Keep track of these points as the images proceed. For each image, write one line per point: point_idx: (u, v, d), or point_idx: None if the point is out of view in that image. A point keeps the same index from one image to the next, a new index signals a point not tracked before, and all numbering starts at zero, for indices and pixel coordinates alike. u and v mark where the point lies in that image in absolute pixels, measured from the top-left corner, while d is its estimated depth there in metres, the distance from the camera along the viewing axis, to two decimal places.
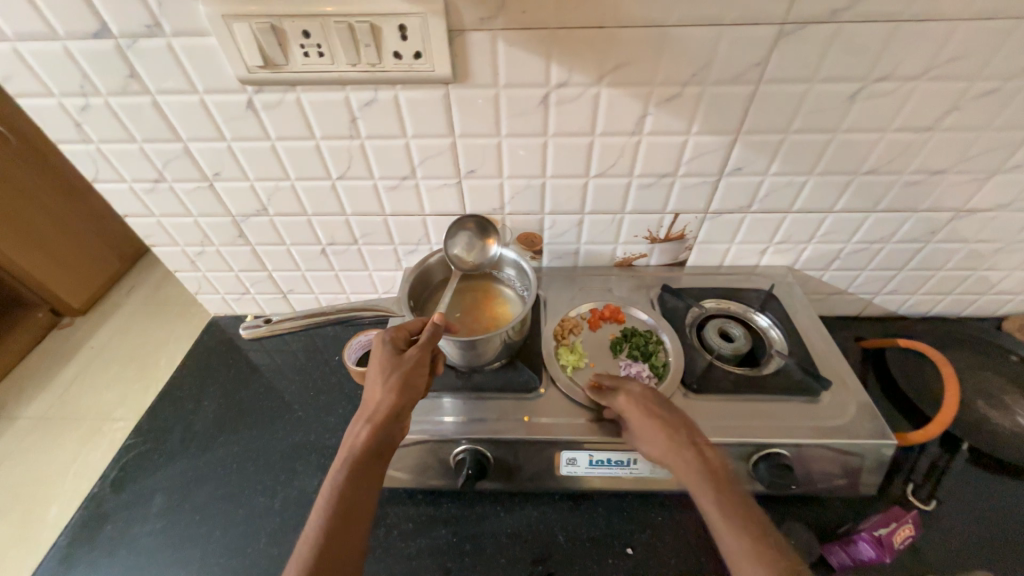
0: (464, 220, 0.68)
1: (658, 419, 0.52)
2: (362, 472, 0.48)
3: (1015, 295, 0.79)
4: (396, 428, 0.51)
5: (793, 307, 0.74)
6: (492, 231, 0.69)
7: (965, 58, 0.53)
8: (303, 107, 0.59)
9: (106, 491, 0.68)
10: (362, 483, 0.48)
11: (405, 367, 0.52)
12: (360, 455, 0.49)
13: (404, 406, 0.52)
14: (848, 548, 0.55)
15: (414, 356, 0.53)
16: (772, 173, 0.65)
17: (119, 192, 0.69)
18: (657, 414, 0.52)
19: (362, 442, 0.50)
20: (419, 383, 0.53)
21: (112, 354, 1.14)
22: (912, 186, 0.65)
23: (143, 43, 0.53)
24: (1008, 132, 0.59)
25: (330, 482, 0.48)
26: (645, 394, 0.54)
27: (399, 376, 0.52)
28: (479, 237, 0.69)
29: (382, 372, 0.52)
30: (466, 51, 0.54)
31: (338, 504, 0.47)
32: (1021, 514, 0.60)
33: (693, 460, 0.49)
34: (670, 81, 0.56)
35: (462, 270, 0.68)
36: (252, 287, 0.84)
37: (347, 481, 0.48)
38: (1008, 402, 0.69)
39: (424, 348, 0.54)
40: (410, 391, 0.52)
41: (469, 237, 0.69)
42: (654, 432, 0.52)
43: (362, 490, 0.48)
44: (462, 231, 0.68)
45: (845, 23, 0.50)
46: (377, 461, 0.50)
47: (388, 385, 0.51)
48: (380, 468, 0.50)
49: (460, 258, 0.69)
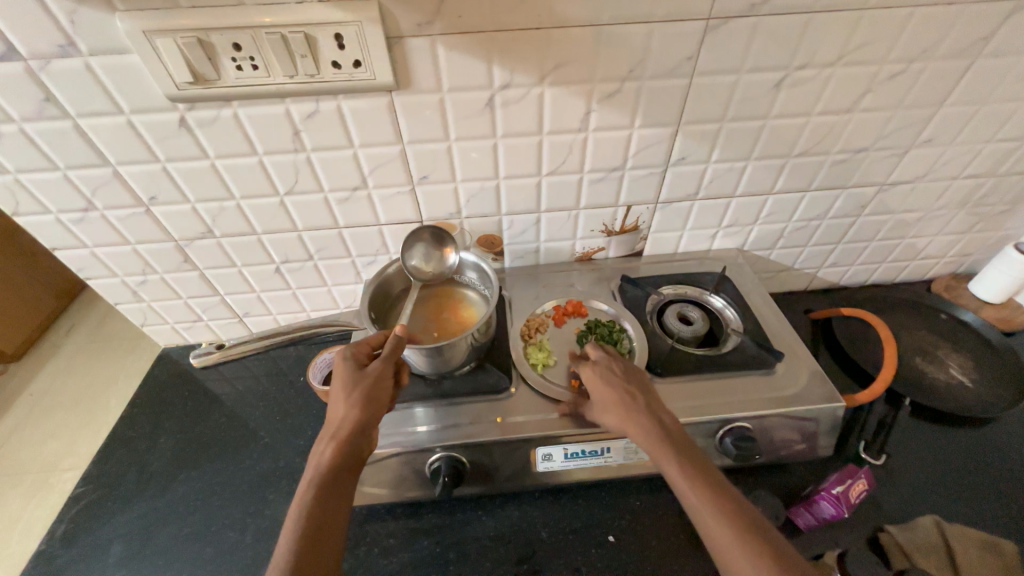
0: (420, 231, 0.66)
1: (619, 387, 0.54)
2: (331, 490, 0.47)
3: (940, 258, 0.86)
4: (363, 443, 0.50)
5: (745, 287, 0.77)
6: (450, 241, 0.67)
7: (873, 44, 0.57)
8: (241, 122, 0.57)
9: (54, 546, 0.63)
10: (331, 502, 0.46)
11: (368, 382, 0.52)
12: (327, 475, 0.47)
13: (369, 421, 0.51)
14: (811, 508, 0.59)
15: (377, 369, 0.53)
16: (713, 161, 0.68)
17: (45, 225, 0.64)
18: (619, 383, 0.54)
19: (327, 461, 0.48)
20: (384, 396, 0.53)
21: (54, 400, 1.06)
22: (840, 165, 0.70)
23: (56, 63, 0.50)
24: (916, 110, 0.64)
25: (295, 505, 0.46)
26: (606, 373, 0.55)
27: (363, 391, 0.52)
28: (436, 246, 0.68)
29: (345, 388, 0.52)
30: (407, 57, 0.53)
31: (307, 524, 0.44)
32: (959, 458, 0.66)
33: (652, 424, 0.50)
34: (610, 78, 0.57)
35: (421, 280, 0.68)
36: (204, 313, 0.80)
37: (315, 501, 0.46)
38: (940, 357, 0.75)
39: (387, 360, 0.54)
40: (374, 405, 0.52)
41: (424, 245, 0.67)
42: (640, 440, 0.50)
43: (333, 509, 0.46)
44: (418, 242, 0.67)
45: (764, 16, 0.53)
46: (346, 479, 0.48)
47: (351, 402, 0.51)
48: (350, 486, 0.48)
49: (418, 267, 0.68)
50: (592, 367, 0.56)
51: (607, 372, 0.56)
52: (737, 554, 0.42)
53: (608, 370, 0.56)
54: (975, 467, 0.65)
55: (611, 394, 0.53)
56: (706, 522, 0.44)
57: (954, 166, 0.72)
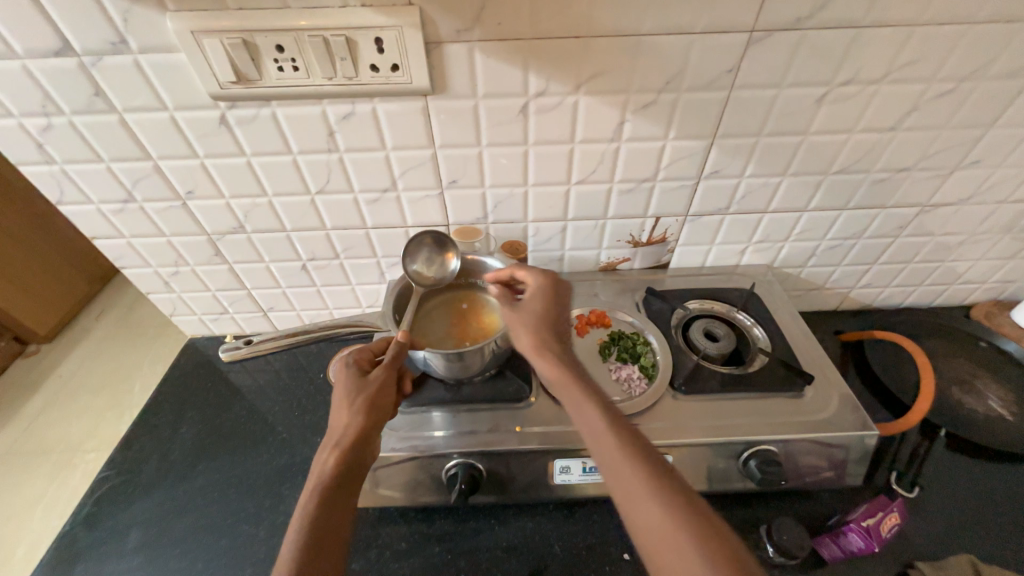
0: (423, 236, 0.66)
1: (550, 306, 0.58)
2: (336, 495, 0.47)
3: (981, 284, 0.83)
4: (365, 450, 0.51)
5: (774, 305, 0.75)
6: (452, 245, 0.67)
7: (922, 62, 0.55)
8: (278, 122, 0.58)
9: (78, 528, 0.64)
10: (335, 509, 0.46)
11: (371, 389, 0.53)
12: (331, 481, 0.48)
13: (371, 427, 0.51)
14: (839, 539, 0.56)
15: (380, 376, 0.54)
16: (747, 175, 0.66)
17: (86, 214, 0.66)
18: (547, 303, 0.58)
19: (331, 468, 0.48)
20: (386, 403, 0.54)
21: (83, 383, 1.09)
22: (879, 184, 0.68)
23: (108, 60, 0.51)
24: (965, 130, 0.62)
25: (298, 512, 0.46)
26: (546, 290, 0.59)
27: (365, 398, 0.52)
28: (439, 252, 0.67)
29: (347, 396, 0.52)
30: (444, 63, 0.54)
31: (311, 529, 0.44)
32: (998, 496, 0.63)
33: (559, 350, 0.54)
34: (645, 89, 0.57)
35: (422, 284, 0.67)
36: (230, 306, 0.82)
37: (318, 507, 0.46)
38: (980, 388, 0.72)
39: (390, 366, 0.55)
40: (377, 412, 0.52)
41: (427, 250, 0.67)
42: (556, 372, 0.52)
43: (337, 514, 0.46)
44: (420, 248, 0.66)
45: (809, 30, 0.52)
46: (349, 484, 0.48)
47: (354, 409, 0.51)
48: (353, 493, 0.48)
49: (421, 271, 0.67)
50: (535, 281, 0.59)
51: (547, 290, 0.59)
52: (618, 461, 0.44)
53: (551, 289, 0.59)
54: (1014, 506, 0.62)
55: (541, 310, 0.57)
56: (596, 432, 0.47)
57: (1002, 189, 0.69)
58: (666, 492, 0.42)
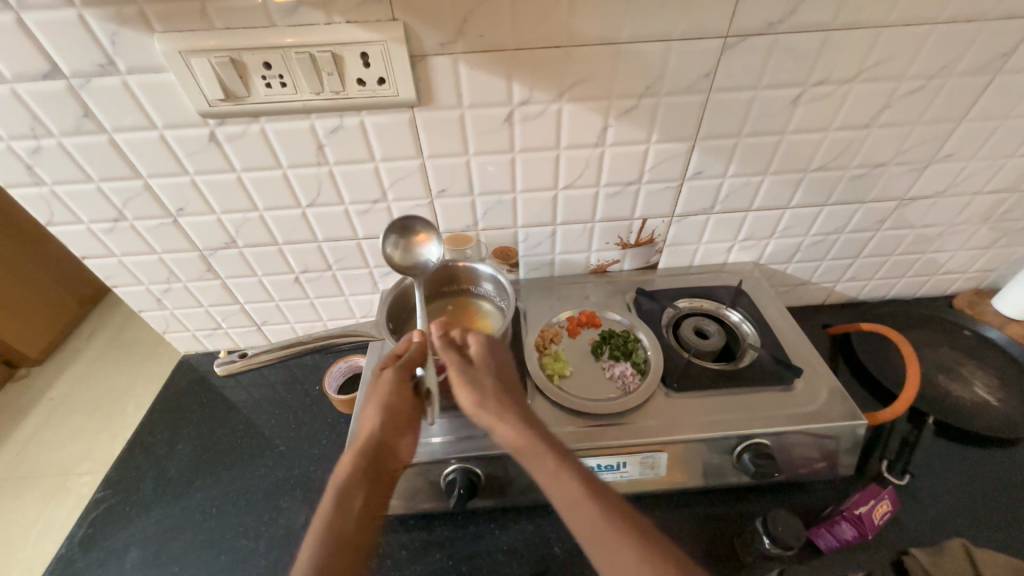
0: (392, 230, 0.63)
1: (489, 368, 0.54)
2: (358, 497, 0.48)
3: (962, 273, 0.85)
4: (387, 452, 0.52)
5: (762, 301, 0.77)
6: (422, 227, 0.64)
7: (891, 61, 0.57)
8: (268, 137, 0.59)
9: (74, 550, 0.64)
10: (359, 510, 0.47)
11: (391, 390, 0.53)
12: (352, 482, 0.48)
13: (394, 429, 0.52)
14: (832, 529, 0.57)
15: (398, 378, 0.53)
16: (730, 175, 0.68)
17: (76, 234, 0.67)
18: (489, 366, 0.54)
19: (352, 469, 0.49)
20: (409, 406, 0.54)
21: (76, 404, 1.08)
22: (858, 179, 0.70)
23: (96, 81, 0.52)
24: (936, 125, 0.64)
25: (320, 512, 0.46)
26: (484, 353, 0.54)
27: (386, 400, 0.52)
28: (406, 237, 0.64)
29: (370, 398, 0.52)
30: (429, 75, 0.55)
31: (331, 532, 0.45)
32: (988, 481, 0.64)
33: (512, 412, 0.51)
34: (627, 95, 0.58)
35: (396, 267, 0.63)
36: (223, 321, 0.82)
37: (339, 508, 0.46)
38: (965, 375, 0.74)
39: (407, 367, 0.54)
40: (399, 416, 0.53)
41: (395, 235, 0.63)
42: (516, 439, 0.49)
43: (361, 516, 0.47)
44: (388, 232, 0.62)
45: (781, 34, 0.54)
46: (372, 485, 0.49)
47: (376, 411, 0.52)
48: (376, 498, 0.49)
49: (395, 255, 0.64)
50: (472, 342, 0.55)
51: (483, 353, 0.54)
52: (611, 542, 0.43)
53: (486, 350, 0.55)
54: (1003, 490, 0.63)
55: (484, 376, 0.53)
56: (572, 506, 0.45)
57: (975, 181, 0.71)
58: (631, 532, 0.43)
